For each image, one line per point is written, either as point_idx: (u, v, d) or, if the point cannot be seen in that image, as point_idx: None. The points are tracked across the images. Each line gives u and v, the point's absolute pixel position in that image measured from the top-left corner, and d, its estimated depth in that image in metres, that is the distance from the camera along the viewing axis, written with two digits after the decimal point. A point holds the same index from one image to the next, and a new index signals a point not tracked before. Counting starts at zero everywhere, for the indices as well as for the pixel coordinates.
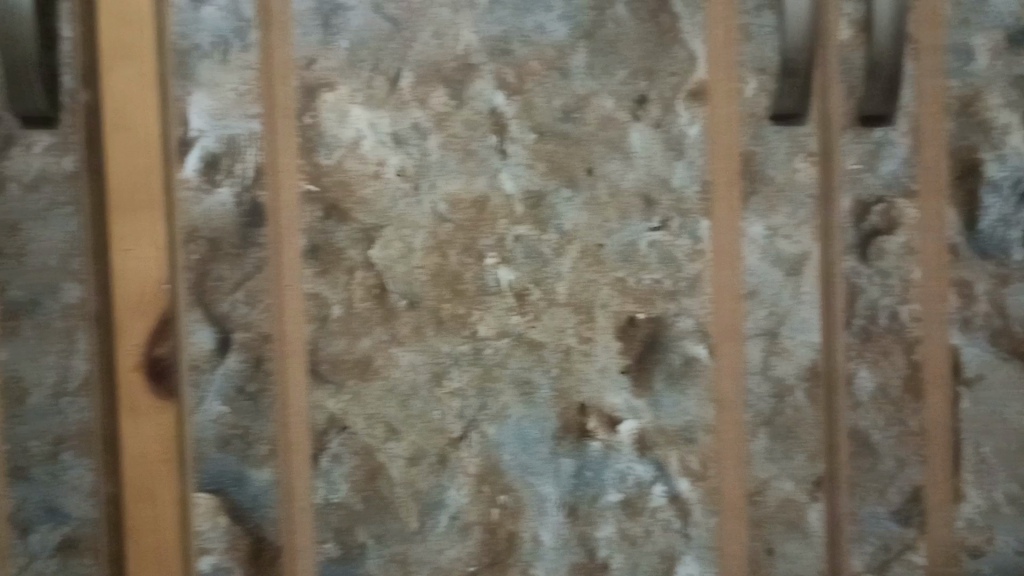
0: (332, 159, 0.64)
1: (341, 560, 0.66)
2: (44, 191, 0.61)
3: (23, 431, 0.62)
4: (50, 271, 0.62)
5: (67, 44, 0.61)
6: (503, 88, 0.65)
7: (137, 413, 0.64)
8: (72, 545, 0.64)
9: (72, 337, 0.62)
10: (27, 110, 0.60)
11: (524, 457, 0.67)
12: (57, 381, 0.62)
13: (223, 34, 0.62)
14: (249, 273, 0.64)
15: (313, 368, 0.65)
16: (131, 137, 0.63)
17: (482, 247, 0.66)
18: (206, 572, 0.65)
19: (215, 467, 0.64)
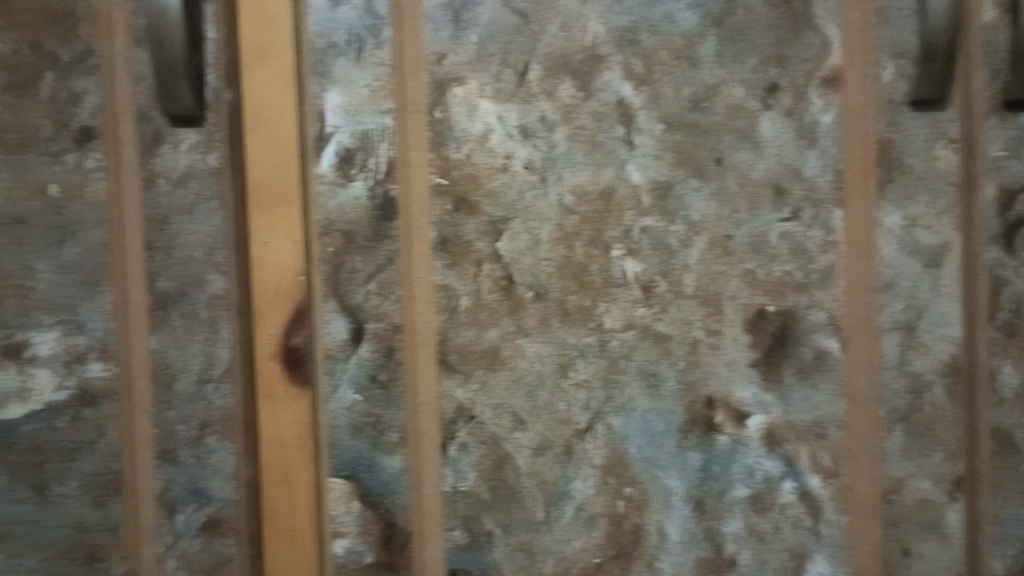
0: (460, 153, 0.65)
1: (468, 547, 0.67)
2: (190, 186, 0.64)
3: (171, 416, 0.65)
4: (196, 262, 0.65)
5: (212, 45, 0.64)
6: (631, 79, 0.64)
7: (274, 400, 0.66)
8: (215, 526, 0.66)
9: (216, 326, 0.65)
10: (175, 109, 0.63)
11: (650, 450, 0.67)
12: (202, 367, 0.65)
13: (357, 32, 0.64)
14: (382, 265, 0.65)
15: (442, 358, 0.66)
16: (271, 133, 0.65)
17: (609, 238, 0.66)
18: (339, 554, 0.67)
19: (348, 453, 0.66)
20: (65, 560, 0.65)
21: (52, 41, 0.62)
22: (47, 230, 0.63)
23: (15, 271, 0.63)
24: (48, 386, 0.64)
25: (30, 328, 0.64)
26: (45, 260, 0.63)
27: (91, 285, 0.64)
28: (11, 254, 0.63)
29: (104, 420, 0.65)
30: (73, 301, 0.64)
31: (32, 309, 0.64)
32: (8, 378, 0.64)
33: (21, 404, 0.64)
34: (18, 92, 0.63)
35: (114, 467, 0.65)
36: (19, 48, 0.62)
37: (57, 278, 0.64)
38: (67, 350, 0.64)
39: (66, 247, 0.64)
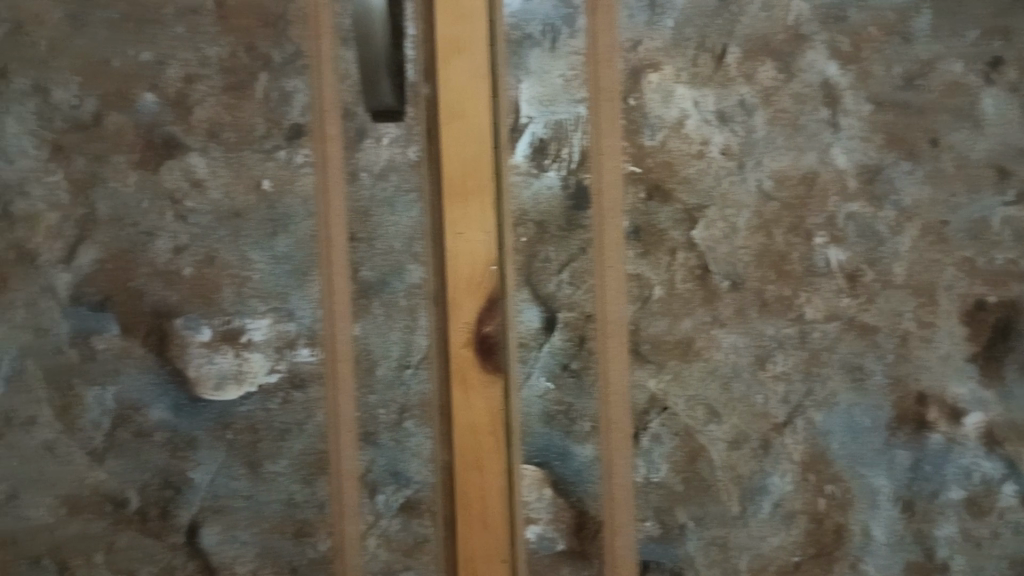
0: (655, 141, 0.64)
1: (661, 539, 0.66)
2: (391, 179, 0.66)
3: (373, 400, 0.68)
4: (396, 253, 0.67)
5: (411, 41, 0.66)
6: (837, 57, 0.63)
7: (467, 386, 0.68)
8: (413, 507, 0.68)
9: (414, 314, 0.67)
10: (378, 105, 0.65)
11: (854, 447, 0.64)
12: (401, 354, 0.68)
13: (552, 22, 0.64)
14: (575, 254, 0.65)
15: (635, 348, 0.65)
16: (466, 126, 0.66)
17: (811, 225, 0.63)
18: (531, 540, 0.67)
19: (541, 441, 0.67)
20: (276, 534, 0.69)
21: (266, 43, 0.66)
22: (261, 222, 0.67)
23: (233, 261, 0.68)
24: (261, 369, 0.68)
25: (245, 314, 0.68)
26: (259, 251, 0.67)
27: (300, 274, 0.67)
28: (229, 245, 0.67)
29: (312, 402, 0.68)
30: (284, 289, 0.68)
31: (248, 297, 0.68)
32: (225, 361, 0.68)
33: (237, 386, 0.68)
34: (235, 93, 0.66)
35: (321, 447, 0.68)
36: (236, 50, 0.66)
37: (270, 267, 0.68)
38: (279, 336, 0.68)
39: (279, 238, 0.67)
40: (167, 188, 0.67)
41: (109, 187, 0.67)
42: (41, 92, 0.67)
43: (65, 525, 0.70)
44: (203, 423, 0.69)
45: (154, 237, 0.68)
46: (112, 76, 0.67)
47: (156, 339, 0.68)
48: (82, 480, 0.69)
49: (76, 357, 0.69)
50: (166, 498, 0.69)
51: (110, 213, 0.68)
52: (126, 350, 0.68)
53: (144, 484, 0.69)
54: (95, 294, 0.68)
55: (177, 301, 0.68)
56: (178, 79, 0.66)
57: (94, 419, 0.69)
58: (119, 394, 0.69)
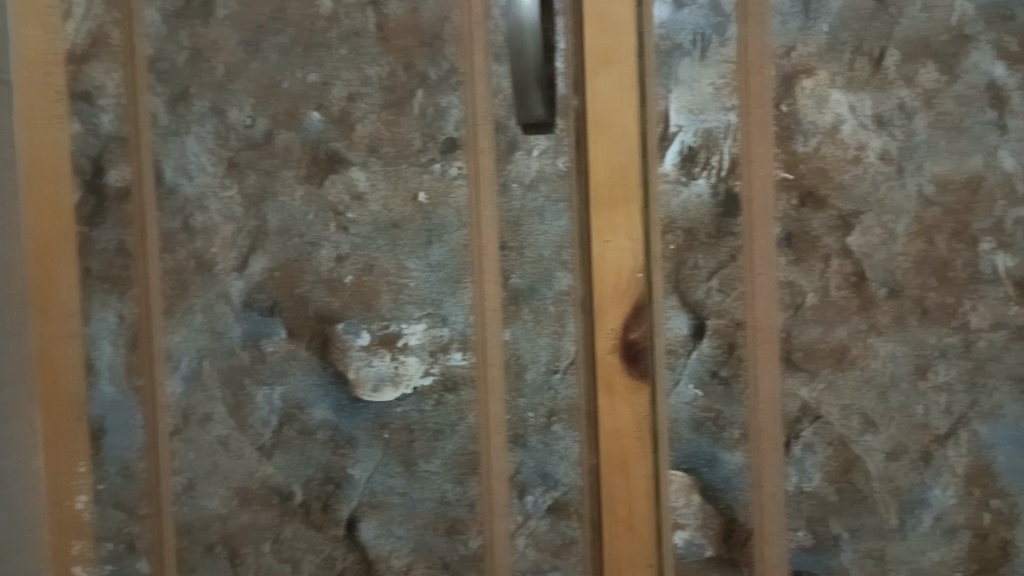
0: (808, 146, 0.64)
1: (813, 549, 0.66)
2: (541, 189, 0.68)
3: (522, 403, 0.70)
4: (545, 261, 0.69)
5: (562, 56, 0.68)
6: (1004, 58, 0.62)
7: (613, 391, 0.69)
8: (561, 508, 0.70)
9: (562, 321, 0.69)
10: (529, 117, 0.67)
11: (1022, 461, 0.63)
12: (550, 359, 0.69)
13: (702, 31, 0.65)
14: (724, 261, 0.66)
15: (786, 356, 0.65)
16: (613, 135, 0.67)
17: (977, 231, 0.63)
18: (679, 546, 0.68)
19: (689, 447, 0.67)
20: (429, 530, 0.72)
21: (423, 61, 0.69)
22: (417, 232, 0.71)
23: (390, 269, 0.71)
24: (416, 372, 0.71)
25: (402, 320, 0.71)
26: (414, 260, 0.71)
27: (454, 282, 0.70)
28: (387, 254, 0.71)
29: (464, 405, 0.71)
30: (439, 296, 0.71)
31: (404, 303, 0.71)
32: (383, 364, 0.72)
33: (394, 387, 0.72)
34: (394, 110, 0.70)
35: (472, 448, 0.71)
36: (395, 70, 0.70)
37: (425, 275, 0.71)
38: (433, 340, 0.71)
39: (433, 247, 0.71)
40: (331, 201, 0.71)
41: (278, 202, 0.72)
42: (219, 114, 0.72)
43: (236, 515, 0.75)
44: (362, 423, 0.72)
45: (318, 247, 0.72)
46: (282, 97, 0.72)
47: (319, 342, 0.73)
48: (252, 473, 0.74)
49: (247, 358, 0.74)
50: (328, 493, 0.73)
51: (279, 225, 0.72)
52: (292, 352, 0.73)
53: (308, 479, 0.73)
54: (265, 300, 0.73)
55: (339, 307, 0.72)
56: (342, 98, 0.71)
57: (263, 417, 0.74)
58: (286, 393, 0.73)
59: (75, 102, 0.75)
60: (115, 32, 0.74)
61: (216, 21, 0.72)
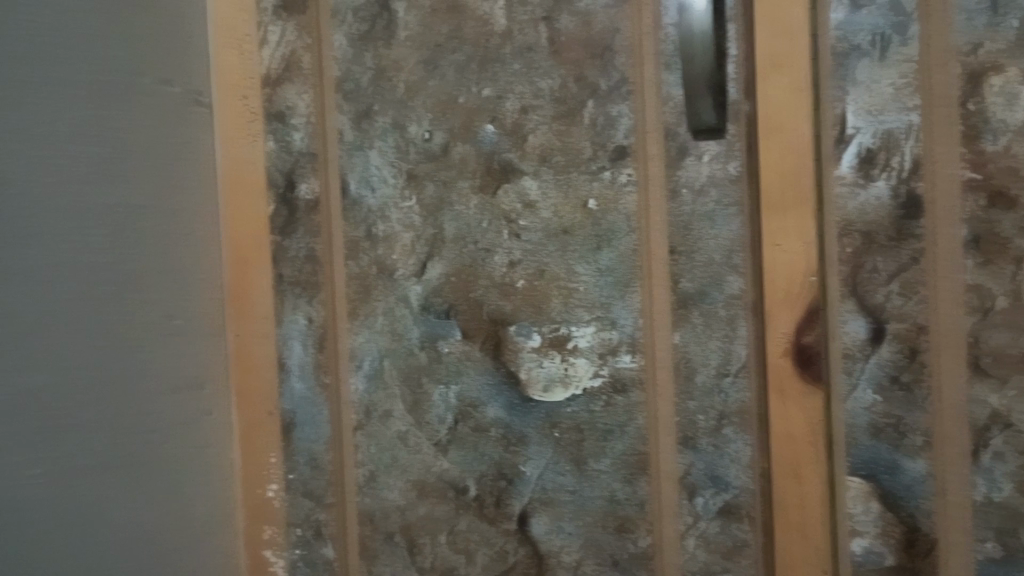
0: (998, 145, 0.62)
1: (1003, 562, 0.64)
2: (711, 194, 0.69)
3: (692, 405, 0.71)
4: (716, 265, 0.70)
5: (732, 62, 0.68)
6: None
7: (785, 396, 0.69)
8: (732, 511, 0.71)
9: (733, 324, 0.69)
10: (699, 123, 0.68)
11: None
12: (721, 362, 0.70)
13: (881, 30, 0.65)
14: (905, 264, 0.65)
15: (974, 361, 0.64)
16: (786, 139, 0.68)
17: None
18: (858, 553, 0.68)
19: (867, 453, 0.67)
20: (599, 528, 0.74)
21: (594, 72, 0.72)
22: (587, 238, 0.73)
23: (561, 273, 0.74)
24: (586, 374, 0.73)
25: (571, 323, 0.74)
26: (584, 265, 0.73)
27: (623, 286, 0.72)
28: (557, 259, 0.74)
29: (633, 406, 0.72)
30: (608, 299, 0.73)
31: (574, 306, 0.73)
32: (553, 365, 0.74)
33: (564, 388, 0.74)
34: (565, 120, 0.73)
35: (641, 449, 0.72)
36: (566, 82, 0.72)
37: (594, 279, 0.73)
38: (602, 343, 0.73)
39: (603, 252, 0.73)
40: (504, 209, 0.75)
41: (455, 211, 0.76)
42: (399, 128, 0.77)
43: (415, 506, 0.79)
44: (533, 421, 0.75)
45: (491, 253, 0.76)
46: (459, 111, 0.76)
47: (492, 344, 0.76)
48: (429, 467, 0.79)
49: (424, 358, 0.78)
50: (500, 488, 0.76)
51: (455, 233, 0.76)
52: (467, 353, 0.77)
53: (481, 474, 0.77)
54: (441, 304, 0.77)
55: (511, 310, 0.75)
56: (515, 110, 0.74)
57: (439, 414, 0.78)
58: (461, 392, 0.77)
59: (270, 121, 0.82)
60: (306, 56, 0.80)
61: (398, 43, 0.77)
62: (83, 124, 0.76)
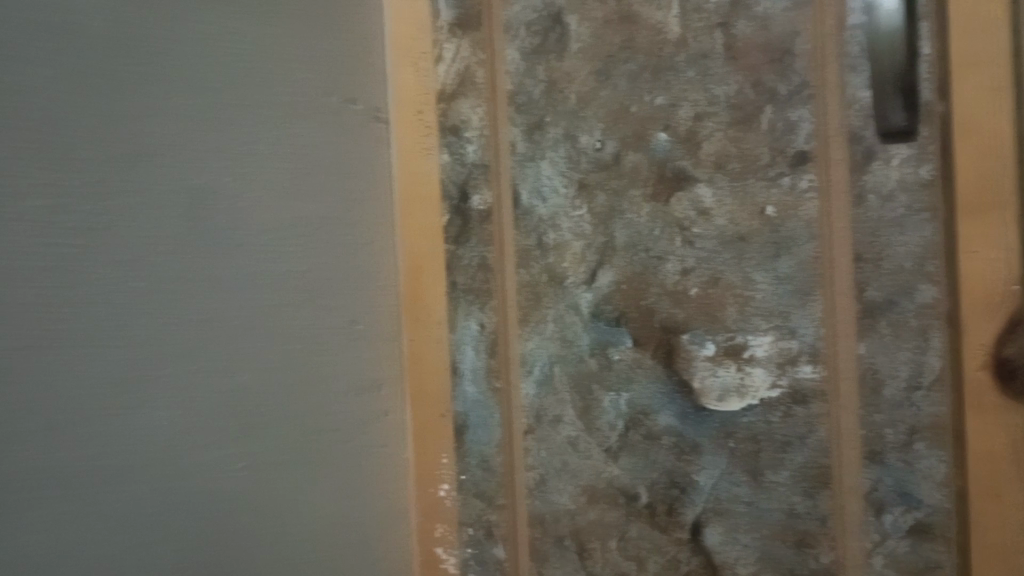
0: None
1: None
2: (900, 200, 0.67)
3: (880, 419, 0.69)
4: (906, 273, 0.67)
5: (925, 62, 0.67)
6: None
7: (983, 410, 0.66)
8: (924, 530, 0.68)
9: (926, 335, 0.67)
10: (889, 127, 0.67)
11: None
12: (911, 374, 0.68)
13: None
14: None
15: None
16: (985, 141, 0.65)
17: None
18: None
19: None
20: (777, 542, 0.73)
21: (772, 77, 0.71)
22: (764, 246, 0.72)
23: (736, 281, 0.73)
24: (763, 384, 0.72)
25: (747, 332, 0.73)
26: (761, 273, 0.72)
27: (804, 294, 0.71)
28: (733, 267, 0.73)
29: (814, 418, 0.71)
30: (787, 308, 0.71)
31: (750, 315, 0.72)
32: (728, 374, 0.73)
33: (740, 398, 0.73)
34: (742, 126, 0.72)
35: (823, 462, 0.71)
36: (743, 87, 0.72)
37: (773, 288, 0.72)
38: (780, 352, 0.72)
39: (782, 259, 0.71)
40: (677, 216, 0.75)
41: (626, 218, 0.77)
42: (571, 139, 0.79)
43: (585, 511, 0.80)
44: (707, 431, 0.75)
45: (663, 261, 0.75)
46: (631, 121, 0.76)
47: (664, 352, 0.76)
48: (599, 472, 0.79)
49: (595, 365, 0.79)
50: (673, 496, 0.76)
51: (626, 241, 0.77)
52: (638, 360, 0.77)
53: (653, 482, 0.77)
54: (611, 311, 0.78)
55: (684, 318, 0.75)
56: (689, 118, 0.74)
57: (610, 420, 0.78)
58: (632, 399, 0.77)
59: (446, 135, 0.83)
60: (480, 71, 0.82)
61: (570, 55, 0.78)
62: (276, 152, 0.83)
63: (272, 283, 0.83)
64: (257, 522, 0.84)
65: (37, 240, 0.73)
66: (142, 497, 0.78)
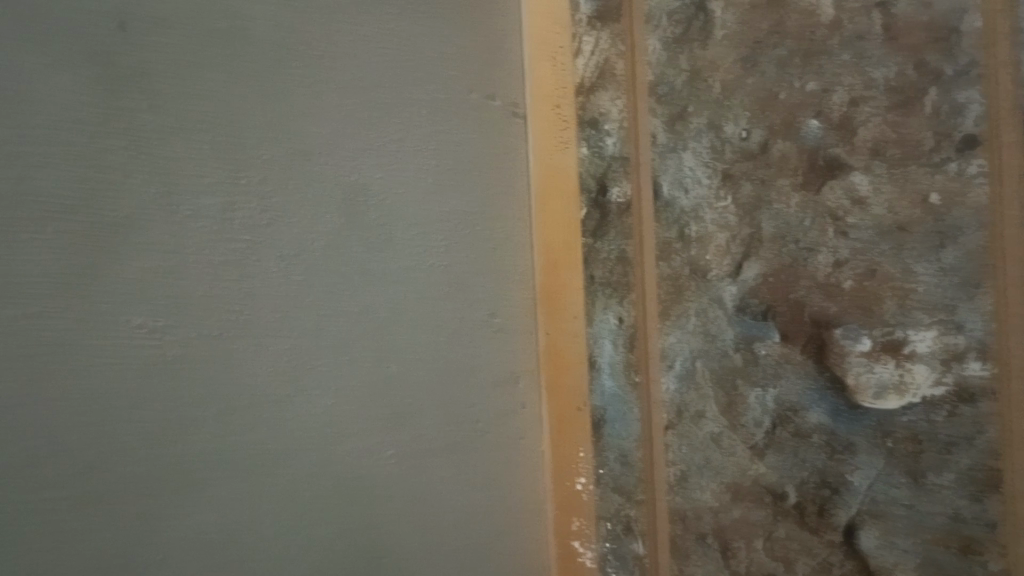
0: None
1: None
2: None
3: None
4: None
5: None
6: None
7: None
8: None
9: None
10: None
11: None
12: None
13: None
14: None
15: None
16: None
17: None
18: None
19: None
20: (940, 548, 0.69)
21: (936, 57, 0.67)
22: (927, 235, 0.68)
23: (895, 273, 0.69)
24: (925, 381, 0.69)
25: (908, 326, 0.69)
26: (923, 264, 0.68)
27: (971, 287, 0.67)
28: (892, 258, 0.70)
29: (983, 418, 0.67)
30: (953, 301, 0.67)
31: (911, 309, 0.69)
32: (886, 371, 0.70)
33: (899, 396, 0.70)
34: (903, 110, 0.69)
35: (993, 465, 0.66)
36: (904, 69, 0.69)
37: (936, 280, 0.68)
38: (945, 348, 0.68)
39: (947, 250, 0.68)
40: (830, 206, 0.72)
41: (774, 209, 0.74)
42: (714, 129, 0.77)
43: (728, 509, 0.78)
44: (862, 429, 0.71)
45: (815, 252, 0.73)
46: (779, 109, 0.74)
47: (815, 347, 0.73)
48: (744, 470, 0.77)
49: (739, 360, 0.77)
50: (824, 497, 0.73)
51: (774, 231, 0.74)
52: (785, 355, 0.75)
53: (802, 481, 0.74)
54: (758, 305, 0.76)
55: (837, 312, 0.72)
56: (843, 103, 0.71)
57: (756, 417, 0.76)
58: (779, 395, 0.75)
59: (585, 127, 0.85)
60: (620, 63, 0.82)
61: (714, 42, 0.77)
62: (421, 149, 0.85)
63: (417, 277, 0.85)
64: (403, 509, 0.85)
65: (212, 232, 0.76)
66: (301, 485, 0.81)
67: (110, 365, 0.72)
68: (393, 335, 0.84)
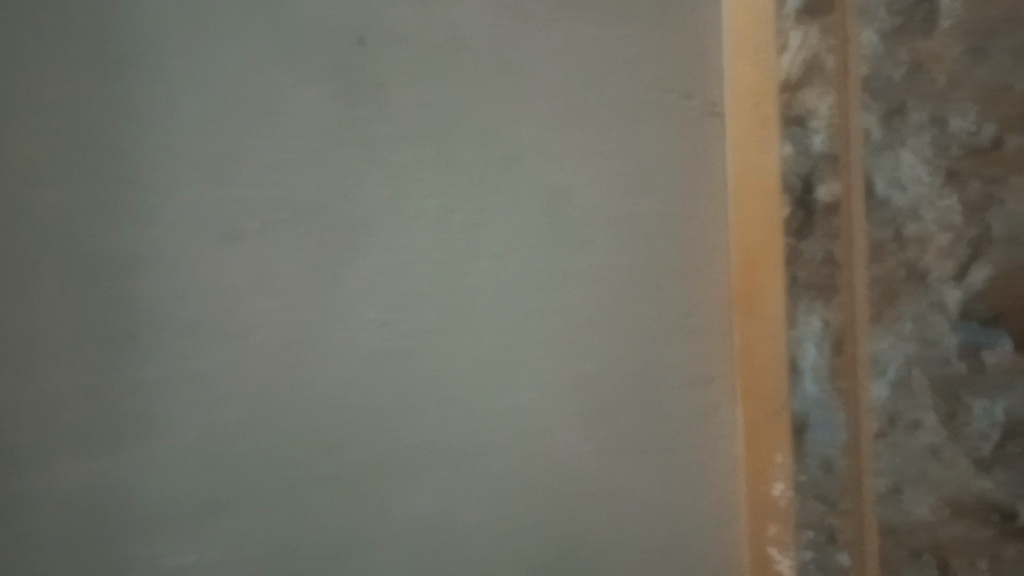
0: None
1: None
2: None
3: None
4: None
5: None
6: None
7: None
8: None
9: None
10: None
11: None
12: None
13: None
14: None
15: None
16: None
17: None
18: None
19: None
20: None
21: None
22: None
23: None
24: None
25: None
26: None
27: None
28: None
29: None
30: None
31: None
32: None
33: None
34: None
35: None
36: None
37: None
38: None
39: None
40: None
41: (1005, 208, 0.70)
42: (938, 124, 0.72)
43: (948, 526, 0.73)
44: None
45: None
46: (1013, 99, 0.70)
47: None
48: (966, 485, 0.72)
49: (964, 368, 0.72)
50: None
51: (1006, 232, 0.70)
52: (1019, 365, 0.70)
53: None
54: (986, 309, 0.71)
55: None
56: None
57: (982, 430, 0.72)
58: (1009, 407, 0.70)
59: (789, 125, 0.80)
60: (830, 57, 0.77)
61: (939, 33, 0.72)
62: (624, 149, 0.86)
63: (616, 278, 0.86)
64: (603, 505, 0.86)
65: (433, 233, 0.80)
66: (507, 475, 0.83)
67: (351, 354, 0.78)
68: (593, 334, 0.85)
